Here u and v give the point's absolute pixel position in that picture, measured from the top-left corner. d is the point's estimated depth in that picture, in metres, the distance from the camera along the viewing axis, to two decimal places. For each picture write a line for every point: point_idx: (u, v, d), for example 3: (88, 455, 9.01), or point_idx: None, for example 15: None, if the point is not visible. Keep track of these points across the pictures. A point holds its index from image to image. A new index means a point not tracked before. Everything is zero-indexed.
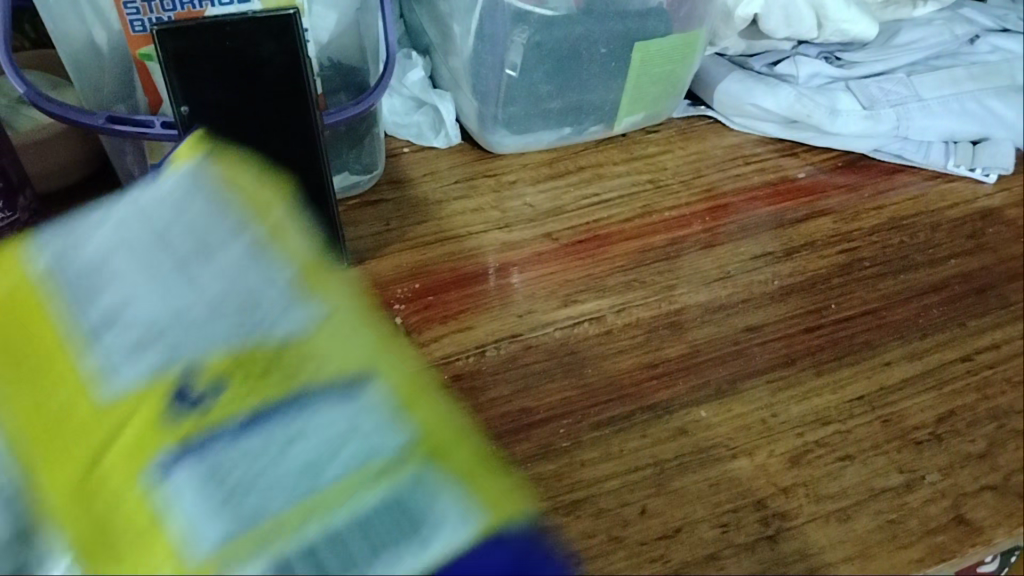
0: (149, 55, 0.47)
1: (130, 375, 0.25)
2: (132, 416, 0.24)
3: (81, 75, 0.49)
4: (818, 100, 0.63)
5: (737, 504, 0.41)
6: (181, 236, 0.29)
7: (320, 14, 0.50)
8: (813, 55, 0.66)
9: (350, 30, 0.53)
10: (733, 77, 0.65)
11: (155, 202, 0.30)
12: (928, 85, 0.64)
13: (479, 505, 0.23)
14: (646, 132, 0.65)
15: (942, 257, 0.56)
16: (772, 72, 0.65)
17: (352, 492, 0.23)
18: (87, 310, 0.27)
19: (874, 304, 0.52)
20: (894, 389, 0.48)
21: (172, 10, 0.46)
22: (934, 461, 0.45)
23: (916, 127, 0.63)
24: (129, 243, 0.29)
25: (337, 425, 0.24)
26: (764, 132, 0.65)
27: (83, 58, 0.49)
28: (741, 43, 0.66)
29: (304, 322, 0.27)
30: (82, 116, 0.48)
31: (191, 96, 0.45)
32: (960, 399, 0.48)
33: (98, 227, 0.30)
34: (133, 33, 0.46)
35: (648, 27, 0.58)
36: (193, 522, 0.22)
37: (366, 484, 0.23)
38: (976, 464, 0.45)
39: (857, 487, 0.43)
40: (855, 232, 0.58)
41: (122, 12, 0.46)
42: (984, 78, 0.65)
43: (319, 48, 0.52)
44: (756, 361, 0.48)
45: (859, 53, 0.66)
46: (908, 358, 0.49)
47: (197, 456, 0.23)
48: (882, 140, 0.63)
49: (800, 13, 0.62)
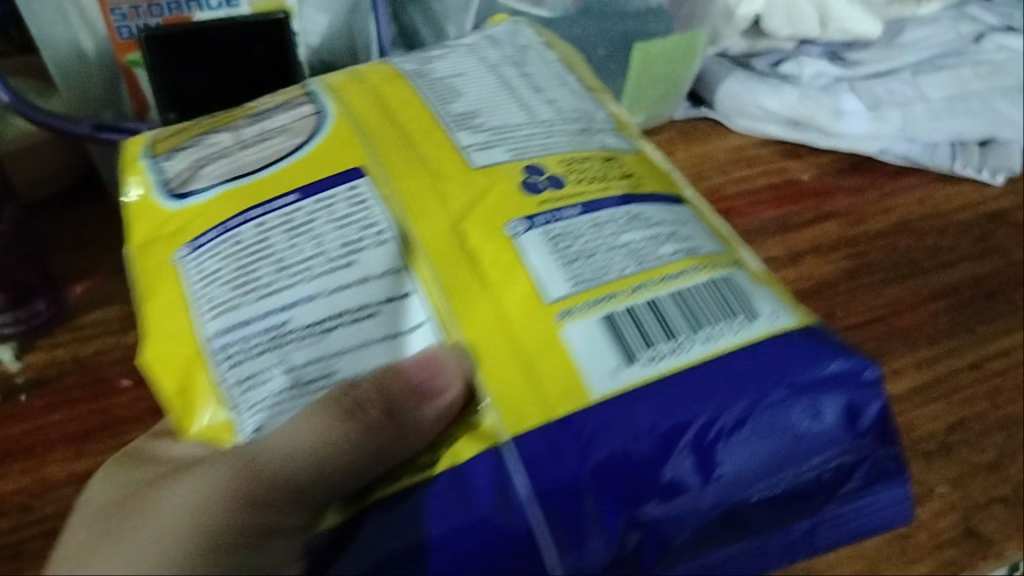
0: (135, 62, 0.46)
1: (488, 160, 0.36)
2: (498, 189, 0.35)
3: (65, 83, 0.47)
4: (822, 101, 0.62)
5: None
6: (475, 89, 0.40)
7: (309, 17, 0.49)
8: (817, 55, 0.65)
9: (341, 33, 0.51)
10: (735, 76, 0.63)
11: (543, 82, 0.41)
12: (933, 86, 0.63)
13: (791, 312, 0.33)
14: (647, 134, 0.63)
15: (949, 262, 0.55)
16: (775, 73, 0.64)
17: (683, 271, 0.33)
18: (453, 121, 0.38)
19: (881, 310, 0.51)
20: (902, 399, 0.46)
21: (160, 16, 0.44)
22: (944, 473, 0.43)
23: (924, 128, 0.62)
24: (468, 72, 0.41)
25: (666, 220, 0.36)
26: (767, 133, 0.63)
27: (67, 66, 0.46)
28: (743, 43, 0.64)
29: (621, 146, 0.39)
30: (68, 124, 0.47)
31: (178, 99, 0.45)
32: (970, 408, 0.46)
33: (499, 96, 0.39)
34: (120, 39, 0.45)
35: (649, 28, 0.56)
36: (559, 270, 0.32)
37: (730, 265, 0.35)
38: (987, 475, 0.44)
39: None
40: (860, 237, 0.56)
41: (108, 19, 0.44)
42: (991, 78, 0.63)
43: (309, 52, 0.50)
44: None
45: (864, 53, 0.65)
46: (917, 366, 0.48)
47: (546, 224, 0.34)
48: (888, 141, 0.62)
49: (802, 12, 0.61)
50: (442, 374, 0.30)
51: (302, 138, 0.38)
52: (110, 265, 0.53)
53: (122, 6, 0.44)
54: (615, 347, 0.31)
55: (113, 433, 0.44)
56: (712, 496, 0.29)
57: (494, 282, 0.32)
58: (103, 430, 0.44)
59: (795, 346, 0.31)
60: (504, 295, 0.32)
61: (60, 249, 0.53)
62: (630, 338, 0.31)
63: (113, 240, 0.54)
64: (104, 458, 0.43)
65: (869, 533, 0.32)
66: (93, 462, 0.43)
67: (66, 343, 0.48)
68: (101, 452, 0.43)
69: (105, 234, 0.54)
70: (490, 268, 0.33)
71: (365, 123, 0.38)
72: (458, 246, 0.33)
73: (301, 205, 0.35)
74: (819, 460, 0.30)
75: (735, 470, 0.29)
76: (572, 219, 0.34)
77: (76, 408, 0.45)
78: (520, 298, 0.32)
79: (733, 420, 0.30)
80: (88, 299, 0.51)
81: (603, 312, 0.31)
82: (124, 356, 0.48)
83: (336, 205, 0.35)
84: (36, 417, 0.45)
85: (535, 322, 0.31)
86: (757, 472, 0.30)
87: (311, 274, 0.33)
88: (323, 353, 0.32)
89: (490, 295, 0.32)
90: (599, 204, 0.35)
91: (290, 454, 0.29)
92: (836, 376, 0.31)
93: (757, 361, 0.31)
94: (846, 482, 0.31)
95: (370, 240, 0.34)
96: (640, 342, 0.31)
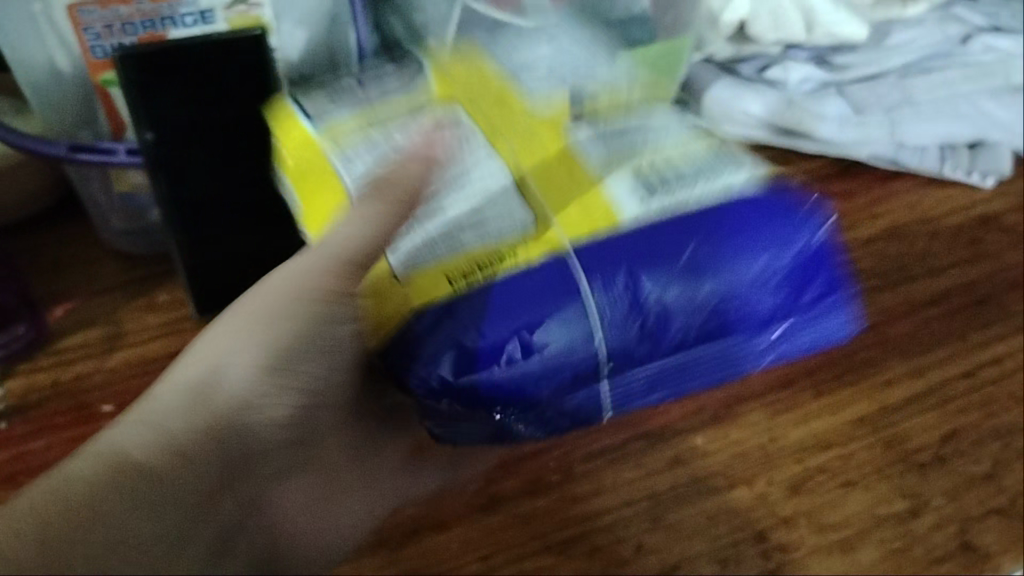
0: (111, 80, 0.45)
1: (541, 86, 0.46)
2: (545, 104, 0.45)
3: (39, 100, 0.46)
4: (809, 107, 0.61)
5: (736, 537, 0.40)
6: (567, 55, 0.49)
7: (289, 32, 0.48)
8: (803, 59, 0.65)
9: (320, 45, 0.50)
10: (721, 82, 0.62)
11: (565, 61, 0.48)
12: (922, 88, 0.62)
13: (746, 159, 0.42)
14: None
15: (940, 267, 0.55)
16: (761, 78, 0.63)
17: (669, 126, 0.44)
18: (529, 87, 0.46)
19: (874, 318, 0.51)
20: (896, 409, 0.46)
21: (134, 34, 0.44)
22: (939, 485, 0.43)
23: (912, 132, 0.61)
24: (556, 55, 0.49)
25: (656, 115, 0.45)
26: (754, 139, 0.63)
27: (41, 85, 0.46)
28: (729, 48, 0.63)
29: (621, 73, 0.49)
30: (42, 145, 0.46)
31: (155, 120, 0.43)
32: (964, 417, 0.46)
33: (530, 66, 0.48)
34: (95, 59, 0.45)
35: (632, 36, 0.55)
36: (640, 184, 0.40)
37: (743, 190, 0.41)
38: (982, 486, 0.43)
39: (860, 515, 0.41)
40: (850, 243, 0.56)
41: (82, 38, 0.44)
42: (978, 79, 0.63)
43: (287, 65, 0.49)
44: (752, 384, 0.46)
45: (851, 56, 0.64)
46: (910, 375, 0.48)
47: (591, 134, 0.43)
48: (877, 146, 0.61)
49: (788, 16, 0.61)
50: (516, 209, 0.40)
51: (409, 76, 0.46)
52: (92, 286, 0.52)
53: (96, 25, 0.43)
54: (638, 182, 0.40)
55: None
56: (681, 299, 0.37)
57: (561, 159, 0.42)
58: None
59: (770, 206, 0.40)
60: (591, 211, 0.39)
61: (39, 270, 0.52)
62: (647, 175, 0.40)
63: (94, 260, 0.53)
64: None
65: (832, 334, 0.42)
66: None
67: (47, 367, 0.47)
68: None
69: (85, 255, 0.54)
70: (572, 160, 0.42)
71: (455, 79, 0.46)
72: (566, 181, 0.41)
73: (470, 169, 0.41)
74: (767, 276, 0.39)
75: (703, 288, 0.38)
76: (642, 169, 0.41)
77: (59, 434, 0.44)
78: (618, 204, 0.39)
79: (771, 257, 0.39)
80: (69, 321, 0.50)
81: (651, 190, 0.40)
82: (107, 380, 0.47)
83: (475, 178, 0.41)
84: (18, 444, 0.44)
85: (614, 210, 0.39)
86: (721, 286, 0.38)
87: (475, 214, 0.40)
88: (478, 220, 0.39)
89: (552, 164, 0.42)
90: (677, 159, 0.41)
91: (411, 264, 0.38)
92: (780, 211, 0.40)
93: (736, 214, 0.40)
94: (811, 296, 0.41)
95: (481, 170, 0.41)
96: (653, 182, 0.40)
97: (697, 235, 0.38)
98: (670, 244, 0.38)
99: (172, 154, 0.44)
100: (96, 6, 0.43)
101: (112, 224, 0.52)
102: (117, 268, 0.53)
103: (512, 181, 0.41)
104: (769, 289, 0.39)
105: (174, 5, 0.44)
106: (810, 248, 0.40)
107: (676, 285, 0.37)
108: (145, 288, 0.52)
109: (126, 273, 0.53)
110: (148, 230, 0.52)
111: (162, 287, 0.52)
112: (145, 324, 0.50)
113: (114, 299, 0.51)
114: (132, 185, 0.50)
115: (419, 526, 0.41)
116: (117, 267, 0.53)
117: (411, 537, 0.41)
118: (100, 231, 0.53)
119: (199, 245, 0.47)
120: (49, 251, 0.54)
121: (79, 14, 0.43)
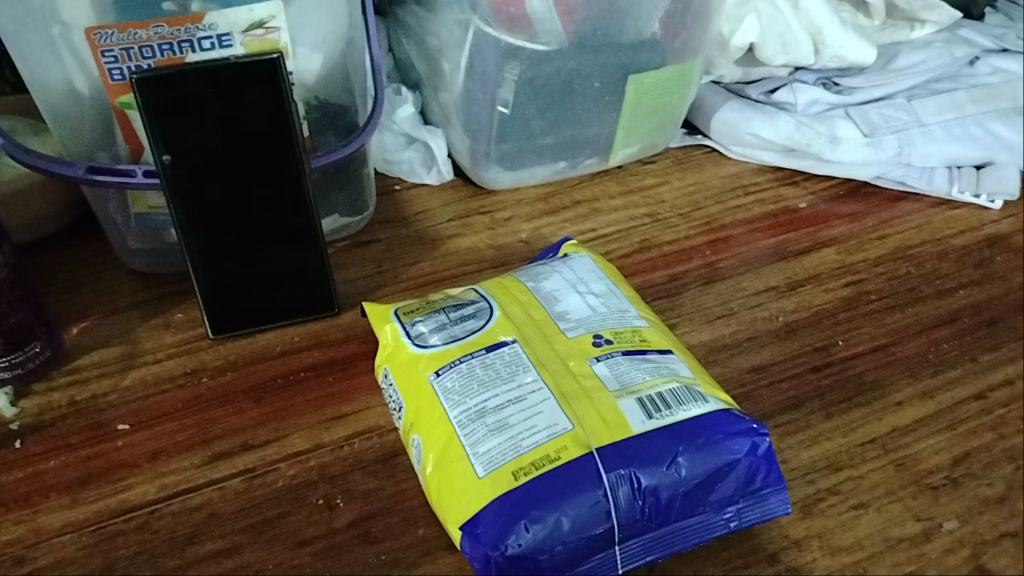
0: (129, 103, 0.46)
1: (563, 304, 0.46)
2: (550, 325, 0.45)
3: (59, 124, 0.47)
4: (817, 129, 0.62)
5: (749, 560, 0.39)
6: (586, 270, 0.49)
7: (304, 56, 0.48)
8: (811, 82, 0.66)
9: (336, 67, 0.50)
10: (730, 106, 0.64)
11: (586, 276, 0.49)
12: (929, 111, 0.64)
13: (727, 399, 0.42)
14: (642, 163, 0.64)
15: (950, 288, 0.55)
16: (769, 100, 0.65)
17: (667, 354, 0.44)
18: (544, 296, 0.47)
19: (883, 339, 0.51)
20: (906, 431, 0.46)
21: (152, 58, 0.45)
22: (951, 508, 0.43)
23: (919, 153, 0.63)
24: (561, 268, 0.49)
25: (658, 335, 0.45)
26: (763, 159, 0.64)
27: (59, 105, 0.46)
28: (737, 70, 0.65)
29: (622, 287, 0.49)
30: (60, 167, 0.47)
31: (172, 142, 0.43)
32: (975, 439, 0.46)
33: (560, 281, 0.48)
34: (113, 81, 0.45)
35: (642, 61, 0.56)
36: (619, 377, 0.42)
37: (702, 379, 0.43)
38: (996, 509, 0.43)
39: (873, 538, 0.41)
40: (859, 264, 0.57)
41: (100, 62, 0.44)
42: (985, 101, 0.65)
43: (305, 90, 0.49)
44: (762, 405, 0.46)
45: (858, 78, 0.66)
46: (921, 397, 0.48)
47: (604, 357, 0.43)
48: (883, 167, 0.63)
49: (796, 39, 0.61)
50: (556, 417, 0.39)
51: (457, 301, 0.47)
52: (108, 305, 0.52)
53: (114, 49, 0.44)
54: (640, 411, 0.40)
55: (109, 479, 0.43)
56: (627, 510, 0.37)
57: (572, 370, 0.42)
58: (100, 476, 0.43)
59: (728, 415, 0.40)
60: (598, 411, 0.40)
61: (53, 292, 0.53)
62: (642, 407, 0.40)
63: (110, 281, 0.54)
64: (99, 505, 0.42)
65: (773, 513, 0.40)
66: (89, 509, 0.42)
67: (62, 386, 0.47)
68: (98, 497, 0.42)
69: (103, 275, 0.54)
70: (568, 355, 0.43)
71: (498, 299, 0.46)
72: (563, 369, 0.42)
73: (495, 354, 0.43)
74: (722, 493, 0.39)
75: (658, 486, 0.37)
76: (622, 356, 0.43)
77: (74, 453, 0.44)
78: (609, 405, 0.40)
79: (703, 446, 0.39)
80: (84, 341, 0.50)
81: (641, 397, 0.40)
82: (122, 399, 0.47)
83: (502, 362, 0.42)
84: (31, 464, 0.44)
85: (616, 412, 0.39)
86: (672, 487, 0.38)
87: (509, 402, 0.40)
88: (496, 418, 0.39)
89: (561, 372, 0.42)
90: (640, 351, 0.44)
91: (488, 455, 0.38)
92: (743, 430, 0.39)
93: (694, 424, 0.39)
94: (747, 511, 0.39)
95: (507, 355, 0.43)
96: (649, 410, 0.40)
97: (652, 437, 0.39)
98: (643, 451, 0.38)
99: (189, 175, 0.45)
100: (115, 30, 0.43)
101: (129, 245, 0.53)
102: (131, 288, 0.53)
103: (538, 373, 0.42)
104: (723, 507, 0.39)
105: (192, 30, 0.44)
106: (771, 450, 0.40)
107: (640, 478, 0.37)
108: (160, 308, 0.52)
109: (140, 292, 0.53)
110: (164, 249, 0.53)
111: (178, 306, 0.52)
112: (160, 343, 0.50)
113: (128, 319, 0.52)
114: (149, 206, 0.50)
115: (431, 547, 0.40)
116: (131, 288, 0.54)
117: (424, 558, 0.40)
118: (119, 252, 0.54)
119: (214, 262, 0.48)
120: (66, 272, 0.54)
121: (97, 38, 0.43)
